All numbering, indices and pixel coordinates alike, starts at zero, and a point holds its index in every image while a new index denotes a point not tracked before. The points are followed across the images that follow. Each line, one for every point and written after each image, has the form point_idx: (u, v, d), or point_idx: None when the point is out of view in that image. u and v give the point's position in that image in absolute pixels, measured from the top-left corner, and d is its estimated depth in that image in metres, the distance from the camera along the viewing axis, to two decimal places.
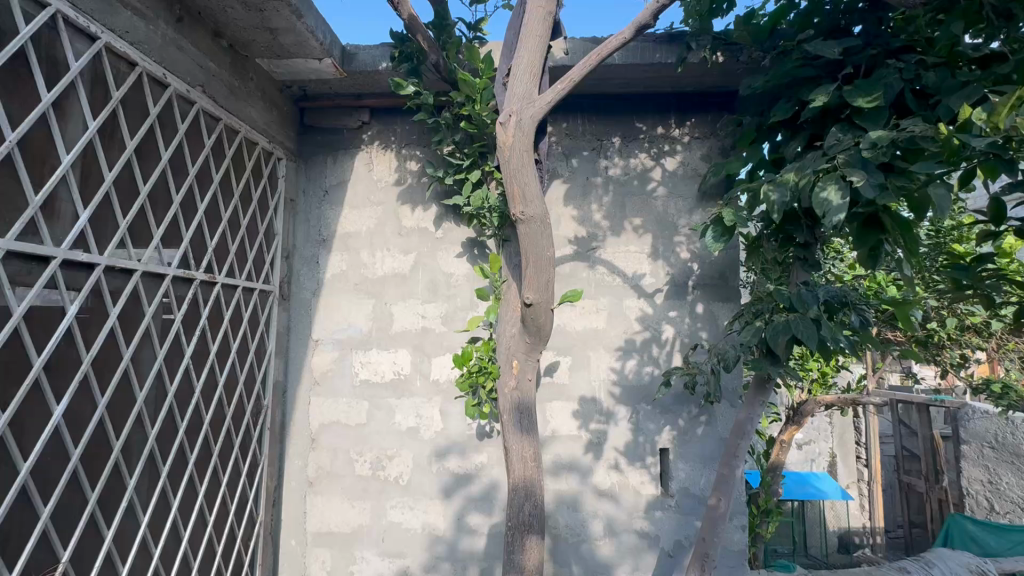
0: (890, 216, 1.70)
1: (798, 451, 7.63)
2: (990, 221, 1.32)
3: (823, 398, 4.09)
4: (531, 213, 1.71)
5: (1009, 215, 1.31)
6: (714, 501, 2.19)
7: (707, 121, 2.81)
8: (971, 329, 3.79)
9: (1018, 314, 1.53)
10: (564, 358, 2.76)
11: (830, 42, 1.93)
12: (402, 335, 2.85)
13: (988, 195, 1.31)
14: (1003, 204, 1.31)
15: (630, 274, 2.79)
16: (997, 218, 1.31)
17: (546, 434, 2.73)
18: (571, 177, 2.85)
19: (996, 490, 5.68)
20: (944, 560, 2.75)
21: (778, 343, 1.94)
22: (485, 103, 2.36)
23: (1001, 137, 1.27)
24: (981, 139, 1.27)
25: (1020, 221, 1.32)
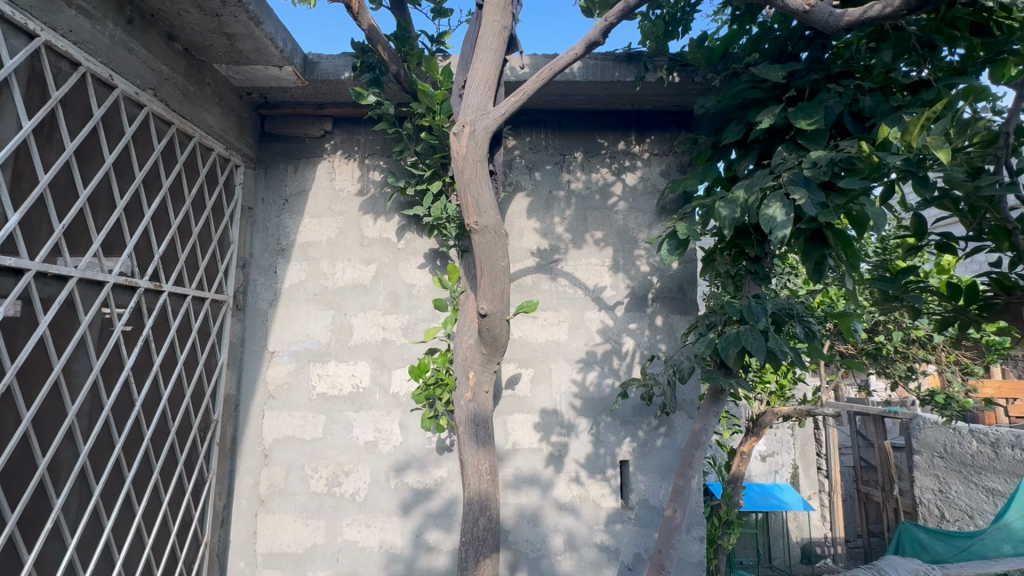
0: (832, 232, 1.76)
1: (761, 462, 7.75)
2: (914, 235, 1.39)
3: (780, 409, 4.20)
4: (485, 222, 1.71)
5: (931, 230, 1.38)
6: (670, 513, 2.20)
7: (666, 139, 2.90)
8: (916, 342, 3.95)
9: (943, 325, 1.61)
10: (525, 370, 2.76)
11: (775, 66, 2.01)
12: (361, 347, 2.79)
13: (909, 212, 1.38)
14: (924, 220, 1.38)
15: (591, 286, 2.82)
16: (919, 233, 1.37)
17: (507, 448, 2.70)
18: (535, 190, 2.88)
19: (946, 498, 5.90)
20: (895, 567, 2.83)
21: (729, 354, 1.97)
22: (446, 115, 2.35)
23: (915, 155, 1.34)
24: (897, 156, 1.34)
25: (942, 236, 1.39)
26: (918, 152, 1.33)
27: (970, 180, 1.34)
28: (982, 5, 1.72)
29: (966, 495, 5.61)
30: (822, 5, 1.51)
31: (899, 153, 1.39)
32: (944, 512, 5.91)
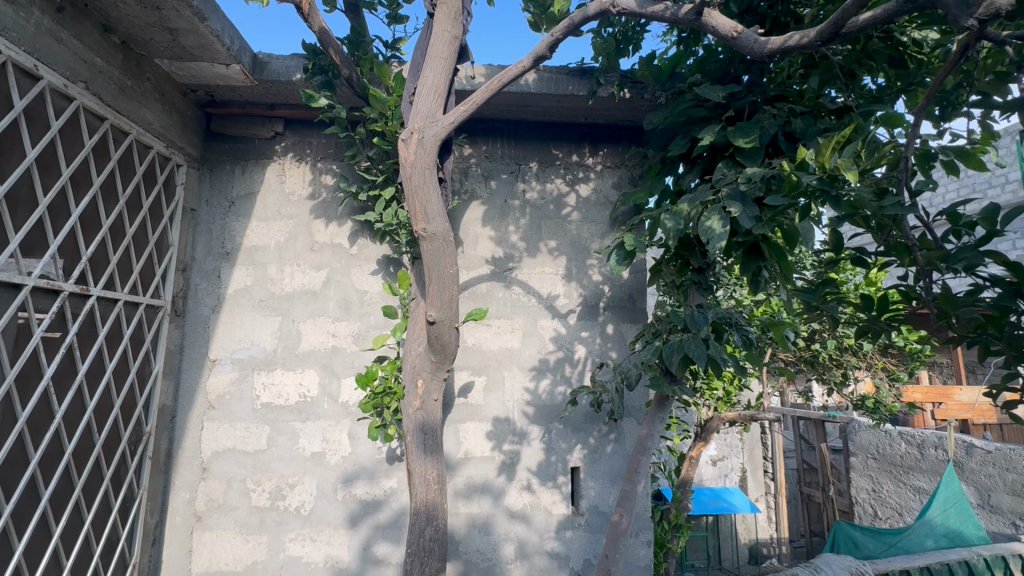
0: (767, 245, 1.83)
1: (712, 467, 8.00)
2: (833, 250, 1.49)
3: (726, 415, 4.38)
4: (433, 229, 1.71)
5: (848, 245, 1.48)
6: (617, 518, 2.24)
7: (618, 152, 2.99)
8: (849, 350, 4.17)
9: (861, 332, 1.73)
10: (478, 378, 2.75)
11: (716, 87, 2.11)
12: (309, 355, 2.71)
13: (826, 229, 1.48)
14: (842, 236, 1.48)
15: (544, 294, 2.85)
16: (837, 247, 1.47)
17: (459, 457, 2.68)
18: (490, 199, 2.89)
19: (879, 497, 6.27)
20: (829, 565, 2.98)
21: (673, 360, 2.04)
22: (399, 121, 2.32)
23: (828, 174, 1.45)
24: (812, 175, 1.44)
25: (857, 250, 1.49)
26: (829, 171, 1.44)
27: (876, 199, 1.47)
28: (896, 40, 1.92)
29: (897, 494, 6.01)
30: (748, 32, 1.54)
31: (814, 173, 1.49)
32: (877, 511, 6.29)
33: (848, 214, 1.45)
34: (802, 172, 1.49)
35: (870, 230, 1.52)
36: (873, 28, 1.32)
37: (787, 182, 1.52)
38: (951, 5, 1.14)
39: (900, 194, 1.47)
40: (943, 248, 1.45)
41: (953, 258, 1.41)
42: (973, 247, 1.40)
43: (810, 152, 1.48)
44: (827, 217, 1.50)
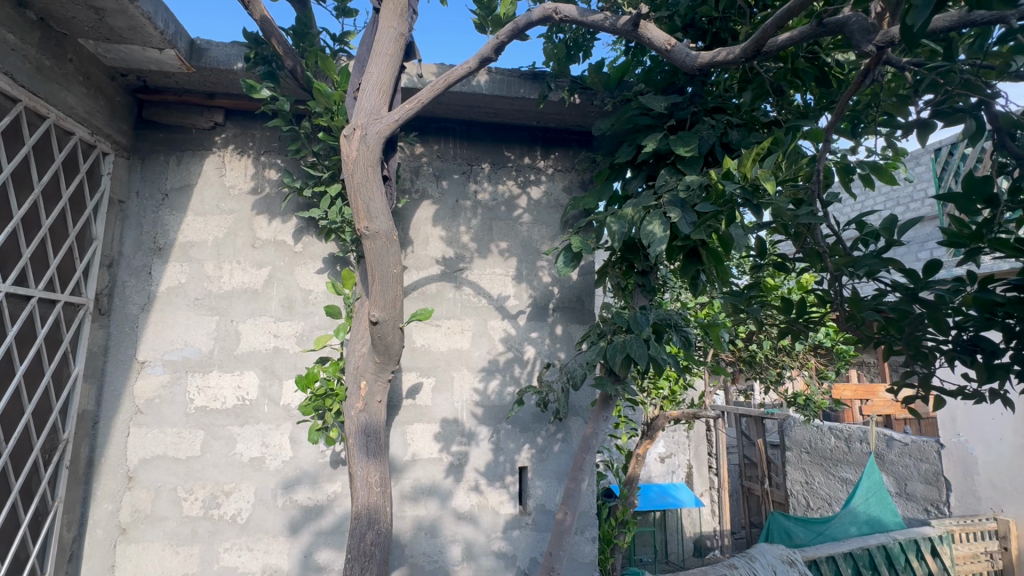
0: (705, 250, 1.87)
1: (660, 463, 8.26)
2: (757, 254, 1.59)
3: (670, 413, 4.59)
4: (376, 228, 1.68)
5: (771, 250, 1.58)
6: (562, 516, 2.29)
7: (568, 156, 3.04)
8: (783, 351, 4.43)
9: (785, 333, 1.84)
10: (427, 379, 2.72)
11: (659, 97, 2.17)
12: (249, 356, 2.60)
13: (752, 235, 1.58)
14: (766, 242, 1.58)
15: (495, 295, 2.87)
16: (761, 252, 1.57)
17: (406, 459, 2.64)
18: (441, 199, 2.88)
19: (811, 489, 6.70)
20: (763, 553, 3.15)
21: (615, 361, 2.10)
22: (345, 116, 2.26)
23: (751, 183, 1.54)
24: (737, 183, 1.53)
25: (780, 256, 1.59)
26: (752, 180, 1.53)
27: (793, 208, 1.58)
28: (821, 61, 2.07)
29: (826, 485, 6.46)
30: (681, 45, 1.60)
31: (740, 181, 1.58)
32: (809, 501, 6.71)
33: (768, 220, 1.54)
34: (728, 181, 1.59)
35: (789, 237, 1.63)
36: (790, 48, 1.40)
37: (716, 190, 1.61)
38: (855, 31, 1.22)
39: (814, 204, 1.58)
40: (852, 255, 1.57)
41: (857, 265, 1.51)
42: (876, 255, 1.51)
43: (734, 162, 1.59)
44: (750, 223, 1.60)
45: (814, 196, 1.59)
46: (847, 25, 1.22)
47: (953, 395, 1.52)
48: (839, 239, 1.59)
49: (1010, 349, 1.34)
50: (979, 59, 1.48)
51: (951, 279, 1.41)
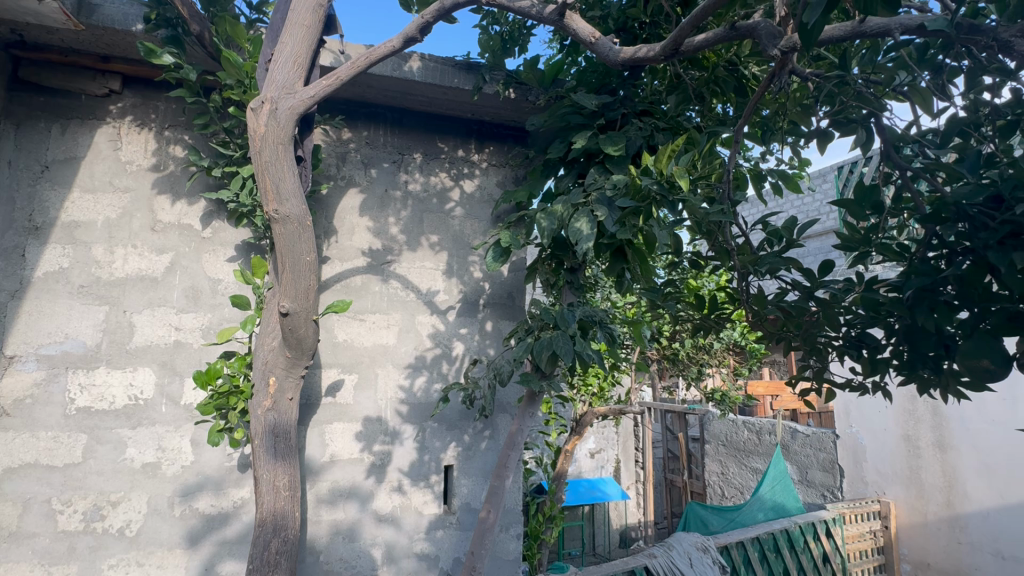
0: (631, 249, 1.82)
1: (590, 459, 8.49)
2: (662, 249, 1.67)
3: (598, 410, 4.70)
4: (286, 212, 1.59)
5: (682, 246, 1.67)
6: (485, 514, 2.26)
7: (503, 151, 3.01)
8: (703, 349, 4.69)
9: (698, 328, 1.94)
10: (349, 376, 2.59)
11: (591, 95, 2.17)
12: (144, 351, 2.34)
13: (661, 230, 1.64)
14: (679, 240, 1.67)
15: (423, 290, 2.78)
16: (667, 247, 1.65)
17: (323, 461, 2.49)
18: (369, 187, 2.74)
19: (726, 479, 7.17)
20: (681, 542, 3.30)
21: (541, 358, 2.09)
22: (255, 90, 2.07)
23: (666, 180, 1.58)
24: (653, 180, 1.57)
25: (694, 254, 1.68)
26: (667, 178, 1.58)
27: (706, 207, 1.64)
28: (739, 72, 2.21)
29: (739, 475, 6.94)
30: (604, 40, 1.61)
31: (657, 178, 1.61)
32: (724, 491, 7.18)
33: (679, 217, 1.60)
34: (646, 177, 1.62)
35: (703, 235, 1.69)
36: (706, 49, 1.43)
37: (635, 186, 1.64)
38: (763, 35, 1.25)
39: (724, 204, 1.66)
40: (756, 254, 1.65)
41: (761, 263, 1.60)
42: (777, 255, 1.59)
43: (651, 159, 1.62)
44: (667, 221, 1.65)
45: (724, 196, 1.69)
46: (755, 30, 1.26)
47: (842, 388, 1.64)
48: (747, 239, 1.69)
49: (890, 345, 1.45)
50: (867, 76, 1.62)
51: (842, 279, 1.51)
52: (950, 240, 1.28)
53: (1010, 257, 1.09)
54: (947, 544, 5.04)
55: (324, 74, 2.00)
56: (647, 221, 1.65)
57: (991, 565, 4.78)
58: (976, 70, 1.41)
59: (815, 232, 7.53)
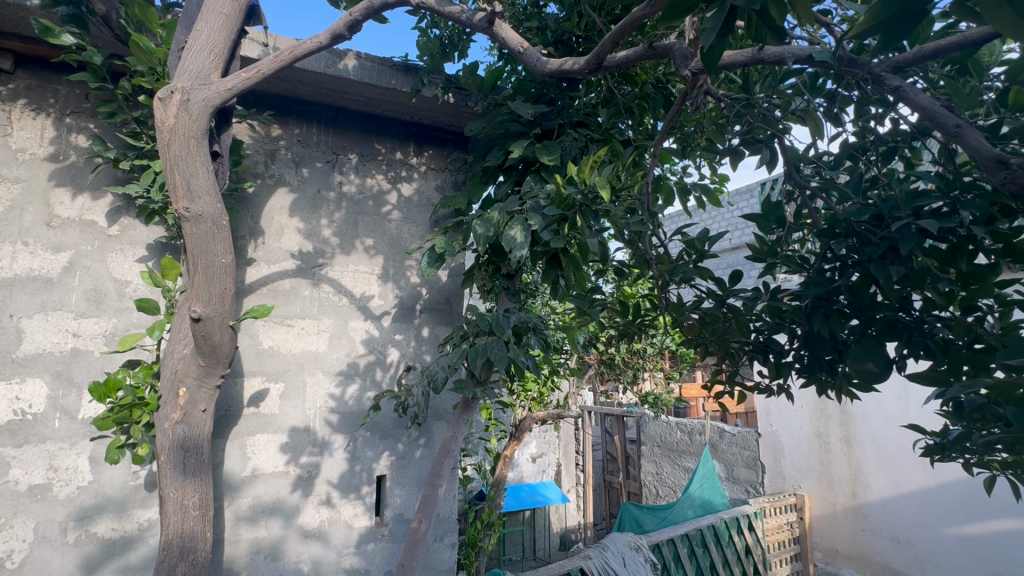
0: (566, 256, 1.79)
1: (532, 463, 8.55)
2: (587, 257, 1.70)
3: (537, 415, 4.77)
4: (198, 210, 1.53)
5: (605, 254, 1.71)
6: (417, 524, 2.21)
7: (442, 155, 2.99)
8: (637, 354, 4.86)
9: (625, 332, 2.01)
10: (275, 385, 2.45)
11: (528, 104, 2.18)
12: (34, 360, 2.10)
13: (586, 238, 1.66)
14: (603, 247, 1.72)
15: (357, 294, 2.69)
16: (592, 254, 1.69)
17: (244, 476, 2.34)
18: (300, 187, 2.63)
19: (660, 478, 7.47)
20: (614, 543, 3.38)
21: (475, 364, 2.07)
22: (165, 78, 1.93)
23: (590, 190, 1.62)
24: (577, 190, 1.59)
25: (618, 262, 1.73)
26: (591, 189, 1.61)
27: (627, 216, 1.71)
28: (666, 89, 2.34)
29: (673, 475, 7.25)
30: (532, 50, 1.64)
31: (582, 188, 1.63)
32: (658, 490, 7.49)
33: (603, 226, 1.63)
34: (570, 186, 1.63)
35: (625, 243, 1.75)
36: (628, 66, 1.48)
37: (559, 195, 1.64)
38: (676, 55, 1.31)
39: (643, 215, 1.75)
40: (674, 263, 1.73)
41: (677, 271, 1.68)
42: (692, 264, 1.68)
43: (574, 170, 1.63)
44: (593, 230, 1.68)
45: (643, 206, 1.76)
46: (671, 49, 1.33)
47: (753, 390, 1.75)
48: (668, 249, 1.77)
49: (792, 350, 1.56)
50: (772, 99, 1.75)
51: (752, 288, 1.61)
52: (841, 253, 1.40)
53: (888, 270, 1.21)
54: (852, 531, 5.49)
55: (246, 65, 1.93)
56: (573, 229, 1.67)
57: (887, 548, 5.26)
58: (863, 101, 1.57)
59: (727, 246, 8.08)
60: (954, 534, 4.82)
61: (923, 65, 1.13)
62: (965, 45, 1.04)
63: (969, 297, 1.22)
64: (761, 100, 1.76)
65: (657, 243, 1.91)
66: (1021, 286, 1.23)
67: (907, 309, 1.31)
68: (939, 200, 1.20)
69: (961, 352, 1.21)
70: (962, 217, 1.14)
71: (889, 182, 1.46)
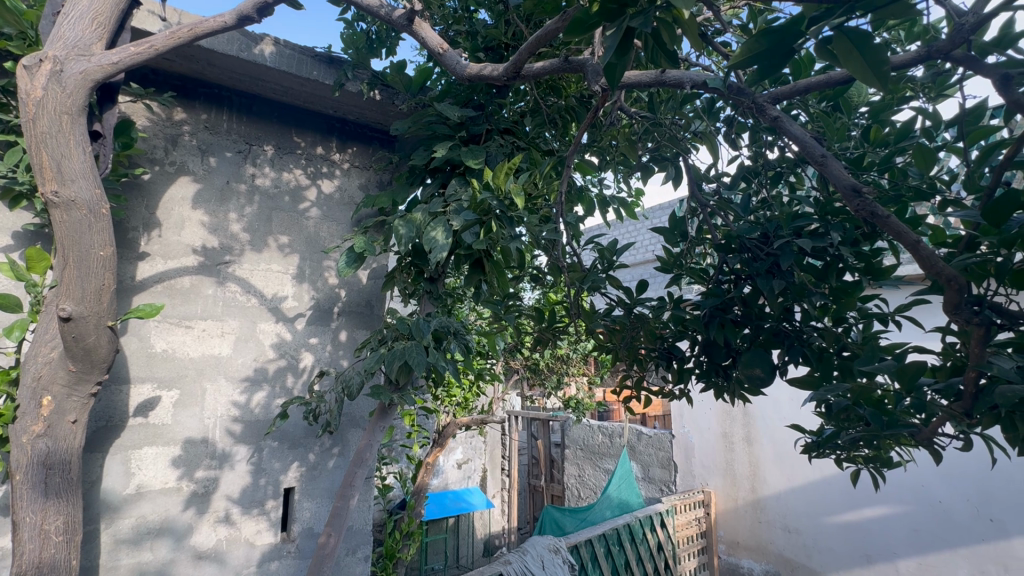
0: (487, 261, 1.76)
1: (457, 469, 8.45)
2: (503, 261, 1.71)
3: (461, 420, 4.72)
4: (70, 195, 1.38)
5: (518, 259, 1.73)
6: (324, 539, 2.09)
7: (367, 152, 2.89)
8: (561, 360, 4.97)
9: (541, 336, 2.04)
10: (167, 392, 2.23)
11: (455, 107, 2.16)
12: None
13: (501, 243, 1.67)
14: (518, 253, 1.73)
15: (268, 295, 2.52)
16: (506, 258, 1.70)
17: (127, 495, 2.10)
18: (206, 177, 2.42)
19: (582, 480, 7.68)
20: (535, 546, 3.41)
21: (392, 368, 2.01)
22: (33, 44, 1.71)
23: (505, 196, 1.63)
24: (493, 194, 1.60)
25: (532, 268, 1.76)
26: (507, 195, 1.62)
27: (541, 225, 1.75)
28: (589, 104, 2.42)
29: (594, 476, 7.48)
30: (452, 52, 1.64)
31: (497, 193, 1.64)
32: (580, 492, 7.70)
33: (518, 231, 1.65)
34: (485, 191, 1.63)
35: (540, 251, 1.79)
36: (543, 78, 1.51)
37: (475, 200, 1.64)
38: (588, 69, 1.35)
39: (558, 223, 1.80)
40: (585, 269, 1.81)
41: (586, 280, 1.75)
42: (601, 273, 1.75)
43: (490, 175, 1.64)
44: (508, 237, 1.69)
45: (557, 215, 1.82)
46: (585, 64, 1.37)
47: (657, 394, 1.83)
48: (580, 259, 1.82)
49: (692, 356, 1.66)
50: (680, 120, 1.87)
51: (657, 298, 1.70)
52: (735, 267, 1.52)
53: (771, 283, 1.33)
54: (751, 523, 5.96)
55: (139, 37, 1.77)
56: (488, 234, 1.67)
57: (780, 538, 5.76)
58: (757, 129, 1.72)
59: (644, 258, 8.50)
60: (834, 522, 5.38)
61: (795, 98, 1.26)
62: (829, 84, 1.17)
63: (838, 310, 1.36)
64: (670, 120, 1.88)
65: (571, 252, 1.96)
66: (880, 300, 1.38)
67: (789, 319, 1.43)
68: (813, 222, 1.35)
69: (832, 360, 1.35)
70: (831, 238, 1.31)
71: (777, 204, 1.61)
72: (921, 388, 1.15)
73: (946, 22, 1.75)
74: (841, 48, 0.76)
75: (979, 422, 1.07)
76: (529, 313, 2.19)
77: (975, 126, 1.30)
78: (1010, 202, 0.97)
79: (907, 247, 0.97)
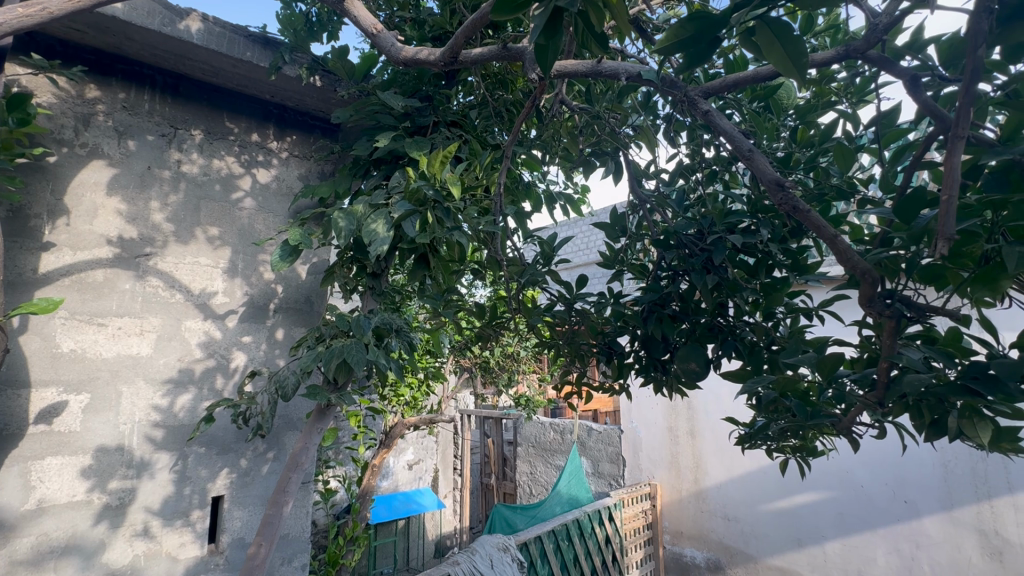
0: (426, 253, 1.71)
1: (408, 471, 8.29)
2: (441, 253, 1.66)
3: (409, 420, 4.62)
4: None
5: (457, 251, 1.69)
6: (254, 549, 1.96)
7: (307, 141, 2.75)
8: (512, 357, 4.95)
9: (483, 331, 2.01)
10: (76, 396, 2.03)
11: (399, 97, 2.08)
12: None
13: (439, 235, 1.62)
14: (458, 244, 1.69)
15: (195, 290, 2.35)
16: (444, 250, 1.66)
17: (25, 511, 1.89)
18: (123, 162, 2.22)
19: (534, 477, 7.73)
20: (483, 545, 3.37)
21: (329, 367, 1.91)
22: None
23: (440, 185, 1.59)
24: (429, 184, 1.56)
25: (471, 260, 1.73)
26: (444, 185, 1.58)
27: (479, 217, 1.72)
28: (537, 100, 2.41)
29: (545, 473, 7.54)
30: (386, 34, 1.58)
31: (433, 182, 1.60)
32: (532, 489, 7.74)
33: (456, 223, 1.61)
34: (420, 181, 1.58)
35: (480, 244, 1.75)
36: (482, 65, 1.47)
37: (410, 189, 1.59)
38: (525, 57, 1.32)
39: (497, 216, 1.77)
40: (526, 263, 1.79)
41: (524, 274, 1.74)
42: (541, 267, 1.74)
43: (425, 164, 1.59)
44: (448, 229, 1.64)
45: (494, 208, 1.79)
46: (524, 53, 1.34)
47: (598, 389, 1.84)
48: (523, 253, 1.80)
49: (632, 351, 1.67)
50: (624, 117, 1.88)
51: (597, 292, 1.70)
52: (673, 263, 1.55)
53: (704, 278, 1.36)
54: (694, 513, 6.18)
55: None
56: (425, 225, 1.62)
57: (721, 526, 6.01)
58: (696, 129, 1.77)
59: (593, 257, 8.65)
60: (770, 509, 5.67)
61: (725, 93, 1.29)
62: (754, 80, 1.20)
63: (767, 305, 1.40)
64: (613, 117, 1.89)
65: (512, 247, 1.95)
66: (806, 295, 1.44)
67: (723, 314, 1.47)
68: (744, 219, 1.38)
69: (762, 353, 1.39)
70: (760, 234, 1.35)
71: (714, 202, 1.65)
72: (841, 380, 1.20)
73: (865, 31, 1.87)
74: (764, 40, 0.78)
75: (892, 411, 1.13)
76: (473, 309, 2.14)
77: (889, 131, 1.38)
78: (916, 200, 1.03)
79: (826, 241, 1.00)
